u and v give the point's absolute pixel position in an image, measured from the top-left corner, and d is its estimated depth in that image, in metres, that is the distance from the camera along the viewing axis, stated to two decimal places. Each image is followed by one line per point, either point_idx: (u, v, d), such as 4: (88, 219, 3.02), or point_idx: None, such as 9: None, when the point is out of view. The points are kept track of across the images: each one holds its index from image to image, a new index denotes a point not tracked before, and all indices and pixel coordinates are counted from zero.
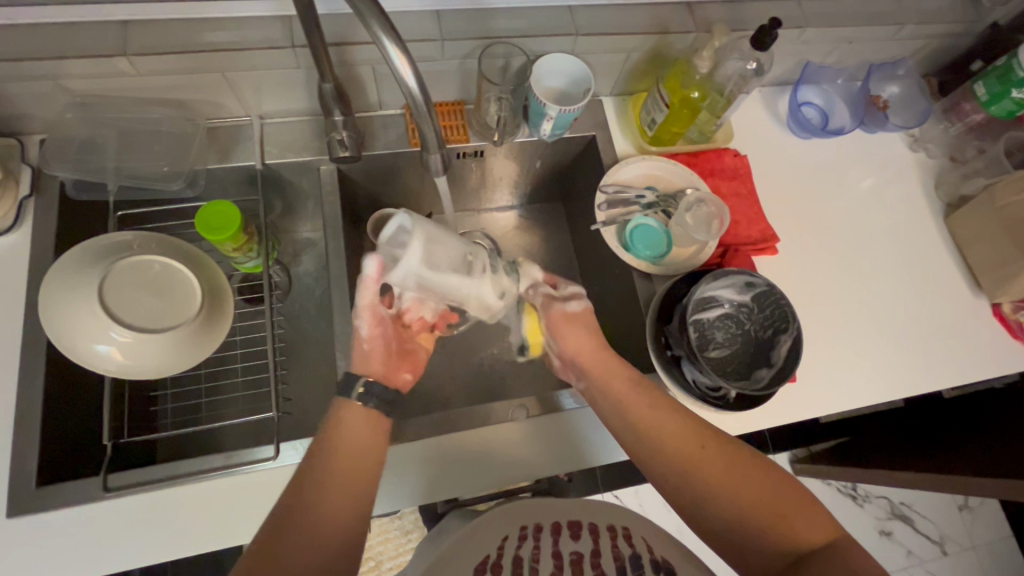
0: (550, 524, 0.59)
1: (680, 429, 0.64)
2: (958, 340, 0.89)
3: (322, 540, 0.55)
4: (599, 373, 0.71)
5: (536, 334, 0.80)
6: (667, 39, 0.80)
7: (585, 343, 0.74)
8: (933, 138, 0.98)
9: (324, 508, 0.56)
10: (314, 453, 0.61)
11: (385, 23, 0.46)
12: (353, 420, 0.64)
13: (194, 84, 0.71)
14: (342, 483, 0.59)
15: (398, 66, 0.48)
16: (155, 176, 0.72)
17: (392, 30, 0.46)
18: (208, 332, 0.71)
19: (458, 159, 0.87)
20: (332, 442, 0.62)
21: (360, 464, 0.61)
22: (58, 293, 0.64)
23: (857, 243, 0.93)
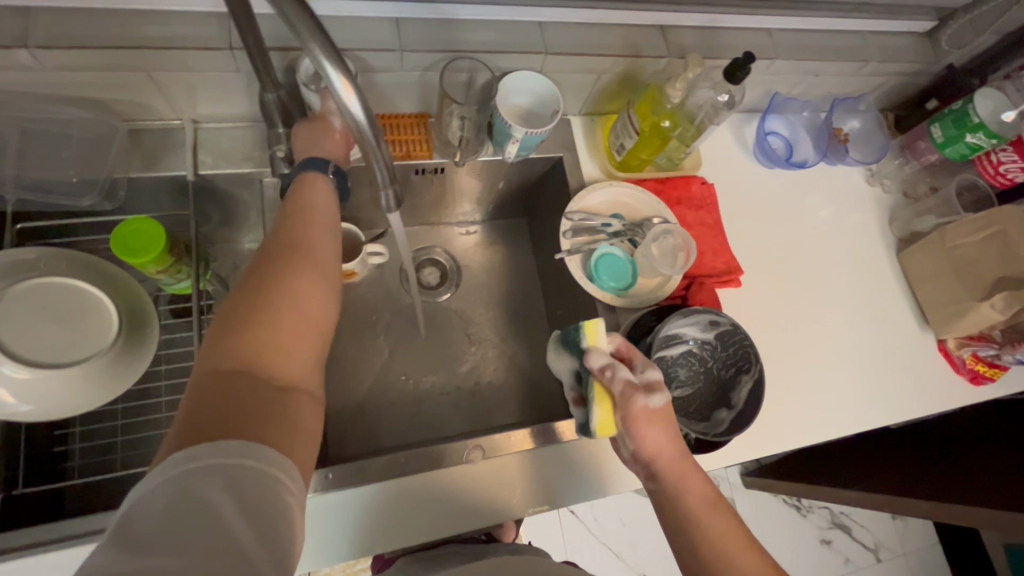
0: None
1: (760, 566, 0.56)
2: (906, 375, 0.91)
3: (304, 354, 0.49)
4: (680, 474, 0.59)
5: (606, 429, 0.63)
6: (638, 62, 0.77)
7: (668, 448, 0.60)
8: (888, 174, 1.01)
9: (296, 277, 0.50)
10: (286, 215, 0.56)
11: (327, 45, 0.39)
12: (317, 193, 0.58)
13: (113, 83, 0.62)
14: (319, 264, 0.53)
15: (343, 96, 0.42)
16: (63, 187, 0.63)
17: (336, 54, 0.40)
18: (124, 366, 0.63)
19: (417, 176, 0.82)
20: (301, 202, 0.57)
21: (322, 246, 0.55)
22: None
23: (816, 276, 0.94)
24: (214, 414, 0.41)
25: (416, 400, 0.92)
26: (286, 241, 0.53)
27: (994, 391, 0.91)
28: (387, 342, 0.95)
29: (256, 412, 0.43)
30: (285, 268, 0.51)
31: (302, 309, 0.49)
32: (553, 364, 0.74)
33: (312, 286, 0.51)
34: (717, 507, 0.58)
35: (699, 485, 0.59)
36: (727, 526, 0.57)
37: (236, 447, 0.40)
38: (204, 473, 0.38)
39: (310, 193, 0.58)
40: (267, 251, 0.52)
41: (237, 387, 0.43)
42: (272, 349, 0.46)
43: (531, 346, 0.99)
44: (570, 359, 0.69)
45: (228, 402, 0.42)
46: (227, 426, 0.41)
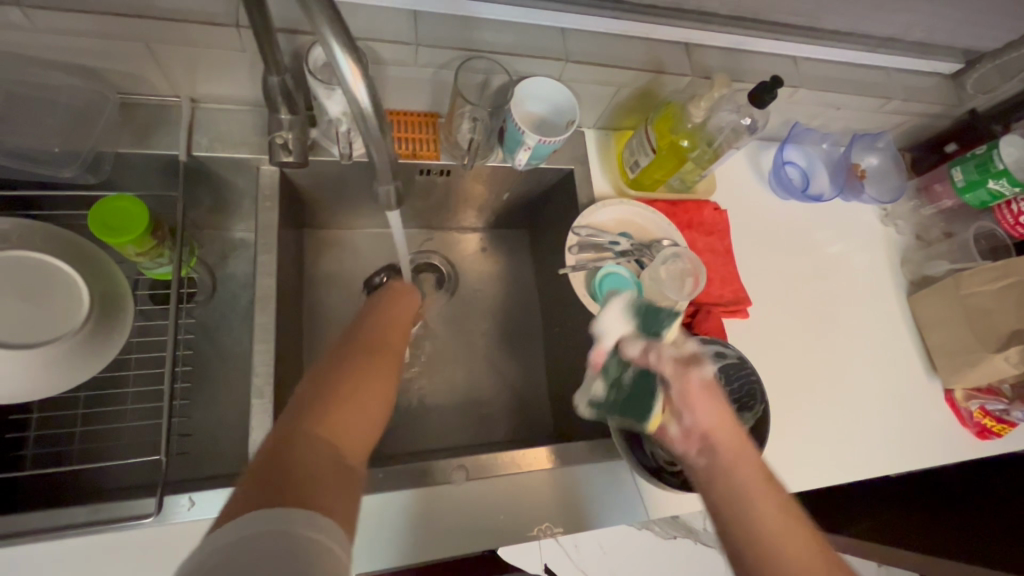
0: None
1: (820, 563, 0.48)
2: (911, 424, 0.87)
3: (358, 433, 0.47)
4: (729, 438, 0.54)
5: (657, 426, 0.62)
6: (660, 79, 0.75)
7: (723, 412, 0.54)
8: (902, 215, 0.98)
9: (368, 370, 0.52)
10: (370, 310, 0.62)
11: (337, 25, 0.36)
12: (403, 296, 0.66)
13: (108, 52, 0.59)
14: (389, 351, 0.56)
15: (348, 80, 0.38)
16: (43, 158, 0.59)
17: (345, 33, 0.37)
18: (80, 360, 0.58)
19: (422, 176, 0.79)
20: (381, 301, 0.64)
21: (399, 332, 0.60)
22: None
23: (824, 313, 0.91)
24: (291, 478, 0.40)
25: (401, 409, 0.88)
26: (365, 342, 0.55)
27: (1000, 447, 0.88)
28: None
29: (318, 486, 0.41)
30: (371, 351, 0.54)
31: (362, 409, 0.48)
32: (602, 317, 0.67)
33: (383, 379, 0.52)
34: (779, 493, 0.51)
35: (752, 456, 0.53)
36: (786, 512, 0.50)
37: (305, 519, 0.37)
38: (243, 539, 0.35)
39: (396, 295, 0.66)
40: (345, 343, 0.55)
41: (305, 460, 0.42)
42: (349, 441, 0.46)
43: (525, 361, 0.96)
44: (631, 325, 0.66)
45: (290, 471, 0.41)
46: (298, 483, 0.40)
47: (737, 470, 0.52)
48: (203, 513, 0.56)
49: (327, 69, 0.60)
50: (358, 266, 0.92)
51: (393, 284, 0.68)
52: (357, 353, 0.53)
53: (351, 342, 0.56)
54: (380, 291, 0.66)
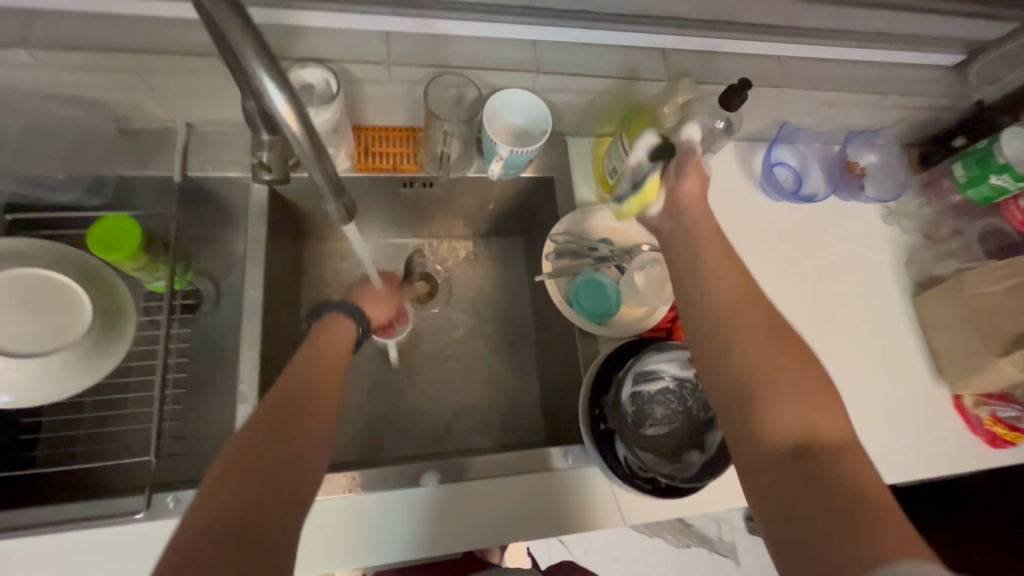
0: None
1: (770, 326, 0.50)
2: (915, 432, 0.83)
3: (291, 499, 0.45)
4: (695, 217, 0.61)
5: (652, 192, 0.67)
6: (635, 85, 0.75)
7: (695, 200, 0.63)
8: (908, 213, 0.94)
9: (302, 427, 0.50)
10: (307, 347, 0.61)
11: (271, 66, 0.37)
12: (342, 332, 0.66)
13: (107, 84, 0.64)
14: (325, 395, 0.55)
15: (283, 115, 0.40)
16: (52, 183, 0.67)
17: (280, 73, 0.38)
18: (80, 369, 0.63)
19: (406, 189, 0.82)
20: (320, 336, 0.63)
21: (337, 372, 0.59)
22: None
23: (821, 316, 0.88)
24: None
25: (394, 414, 0.91)
26: (301, 388, 0.54)
27: (1016, 457, 0.83)
28: (370, 352, 0.94)
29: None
30: (307, 399, 0.53)
31: (294, 474, 0.47)
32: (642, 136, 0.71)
33: (315, 434, 0.51)
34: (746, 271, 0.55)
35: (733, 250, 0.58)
36: (743, 282, 0.54)
37: None
38: None
39: (338, 334, 0.65)
40: (278, 387, 0.53)
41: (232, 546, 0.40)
42: (283, 517, 0.44)
43: (517, 367, 0.97)
44: (653, 143, 0.69)
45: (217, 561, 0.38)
46: None
47: (714, 275, 0.55)
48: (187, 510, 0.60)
49: (304, 92, 0.64)
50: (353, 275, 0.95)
51: (330, 315, 0.67)
52: (296, 405, 0.51)
53: (286, 388, 0.53)
54: (319, 324, 0.66)
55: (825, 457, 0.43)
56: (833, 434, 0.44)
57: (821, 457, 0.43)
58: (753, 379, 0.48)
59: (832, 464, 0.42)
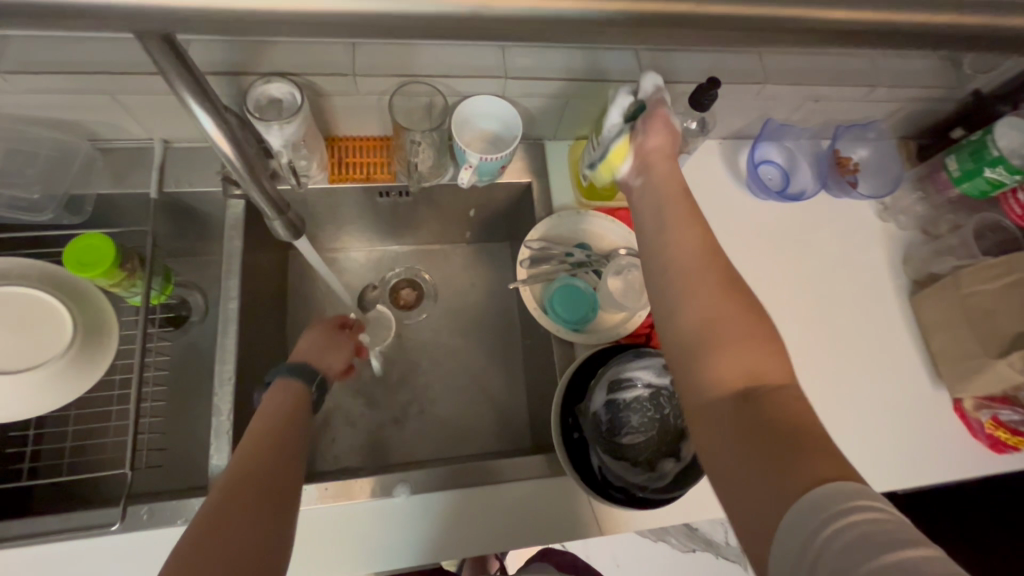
0: None
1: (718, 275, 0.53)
2: (912, 437, 0.80)
3: None
4: (660, 176, 0.64)
5: (618, 157, 0.69)
6: (606, 86, 0.74)
7: (658, 160, 0.66)
8: (905, 208, 0.91)
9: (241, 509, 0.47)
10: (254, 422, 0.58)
11: (197, 87, 0.37)
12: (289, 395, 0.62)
13: (81, 106, 0.66)
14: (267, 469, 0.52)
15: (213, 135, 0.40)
16: (23, 206, 0.66)
17: (209, 95, 0.38)
18: (57, 388, 0.64)
19: (383, 199, 0.82)
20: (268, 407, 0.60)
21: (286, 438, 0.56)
22: None
23: (812, 318, 0.85)
24: None
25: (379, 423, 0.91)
26: (242, 472, 0.50)
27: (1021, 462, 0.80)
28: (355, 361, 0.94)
29: None
30: (249, 479, 0.50)
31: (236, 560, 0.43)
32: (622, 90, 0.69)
33: (257, 510, 0.48)
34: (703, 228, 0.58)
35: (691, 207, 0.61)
36: (695, 235, 0.57)
37: None
38: None
39: (286, 398, 0.62)
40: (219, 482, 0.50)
41: None
42: None
43: (503, 373, 0.96)
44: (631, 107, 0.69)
45: None
46: None
47: (673, 232, 0.58)
48: (161, 522, 0.61)
49: (270, 106, 0.65)
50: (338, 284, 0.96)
51: (279, 382, 0.64)
52: (236, 490, 0.48)
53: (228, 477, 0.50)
54: (269, 395, 0.62)
55: (770, 393, 0.46)
56: (775, 376, 0.47)
57: (763, 395, 0.46)
58: (702, 329, 0.51)
59: (773, 398, 0.45)
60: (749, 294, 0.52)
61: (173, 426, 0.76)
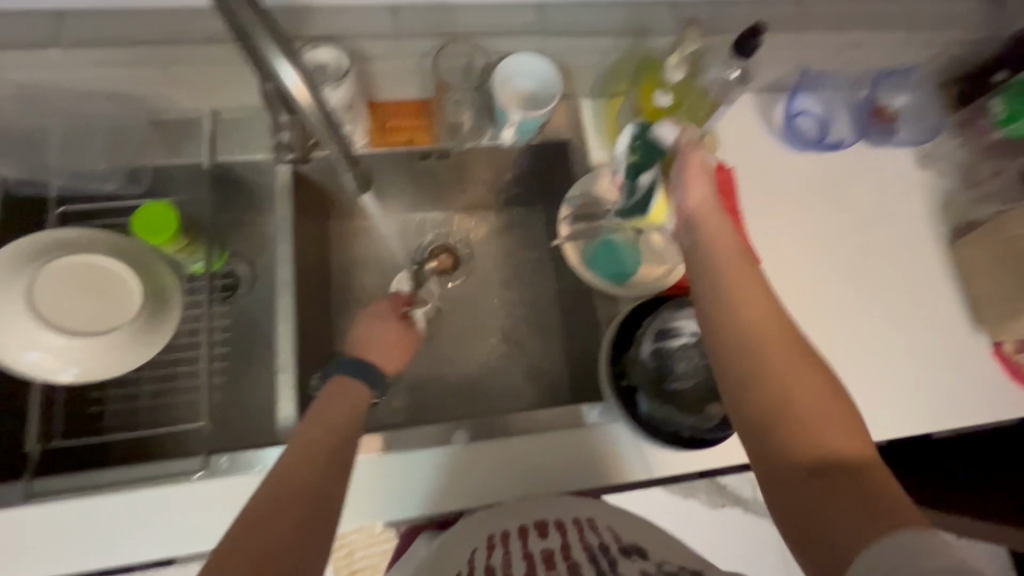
0: (517, 527, 0.57)
1: (778, 327, 0.53)
2: (953, 381, 0.81)
3: None
4: (706, 216, 0.61)
5: (660, 213, 0.74)
6: (643, 40, 0.74)
7: (703, 189, 0.63)
8: (944, 156, 0.90)
9: (267, 522, 0.49)
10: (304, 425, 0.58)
11: (281, 44, 0.40)
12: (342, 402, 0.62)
13: (136, 77, 0.68)
14: (297, 482, 0.53)
15: (299, 94, 0.42)
16: (94, 174, 0.71)
17: (292, 52, 0.41)
18: (127, 351, 0.67)
19: (422, 163, 0.82)
20: (318, 412, 0.60)
21: (329, 453, 0.56)
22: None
23: (852, 268, 0.85)
24: None
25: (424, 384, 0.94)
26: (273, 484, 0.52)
27: None
28: None
29: None
30: (277, 491, 0.51)
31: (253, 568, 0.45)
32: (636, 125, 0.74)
33: (282, 525, 0.49)
34: (748, 272, 0.57)
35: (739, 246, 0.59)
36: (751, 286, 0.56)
37: None
38: None
39: (339, 402, 0.62)
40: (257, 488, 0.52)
41: None
42: None
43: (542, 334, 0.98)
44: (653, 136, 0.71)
45: None
46: None
47: (729, 282, 0.56)
48: (241, 469, 0.65)
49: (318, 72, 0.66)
50: (377, 251, 0.97)
51: (332, 382, 0.65)
52: (267, 501, 0.50)
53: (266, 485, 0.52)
54: (322, 395, 0.63)
55: (835, 462, 0.46)
56: (851, 451, 0.47)
57: (831, 468, 0.46)
58: (766, 386, 0.50)
59: (849, 476, 0.45)
60: (812, 354, 0.51)
61: (233, 388, 0.79)
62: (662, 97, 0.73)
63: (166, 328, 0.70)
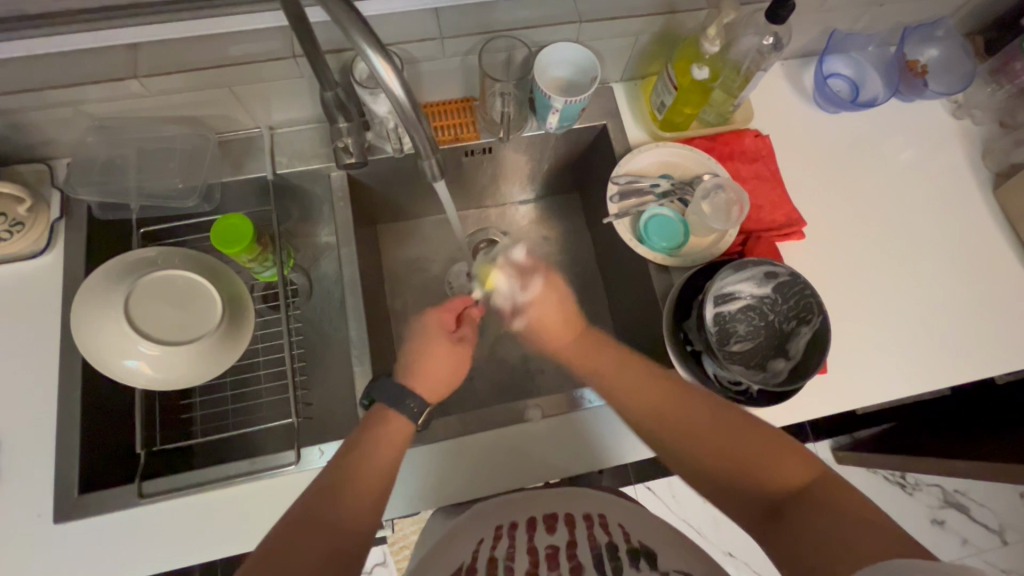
0: (526, 519, 0.61)
1: (678, 398, 0.64)
2: (1008, 325, 0.81)
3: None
4: (570, 345, 0.76)
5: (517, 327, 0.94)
6: (675, 18, 0.76)
7: (558, 329, 0.77)
8: (978, 104, 0.91)
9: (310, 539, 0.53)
10: (348, 449, 0.62)
11: (367, 32, 0.43)
12: (392, 437, 0.64)
13: (204, 101, 0.73)
14: (339, 508, 0.56)
15: (385, 78, 0.46)
16: (171, 195, 0.74)
17: (375, 39, 0.44)
18: (220, 353, 0.70)
19: (468, 158, 0.87)
20: (365, 441, 0.62)
21: (370, 484, 0.60)
22: (91, 289, 0.66)
23: (895, 222, 0.86)
24: None
25: None
26: (314, 504, 0.56)
27: None
28: None
29: None
30: (321, 512, 0.55)
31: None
32: (617, 204, 0.81)
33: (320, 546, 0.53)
34: (625, 363, 0.70)
35: (602, 347, 0.73)
36: (643, 376, 0.68)
37: None
38: None
39: (387, 433, 0.64)
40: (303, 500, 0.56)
41: None
42: None
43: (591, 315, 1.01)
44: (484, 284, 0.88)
45: None
46: None
47: (627, 382, 0.68)
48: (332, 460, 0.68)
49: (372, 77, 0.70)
50: (424, 250, 1.01)
51: (374, 413, 0.66)
52: (311, 516, 0.55)
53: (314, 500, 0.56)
54: (364, 421, 0.65)
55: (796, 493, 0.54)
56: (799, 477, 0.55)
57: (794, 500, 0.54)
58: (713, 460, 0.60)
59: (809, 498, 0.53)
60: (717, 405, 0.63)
61: (310, 386, 0.83)
62: (699, 70, 0.75)
63: (245, 288, 0.75)
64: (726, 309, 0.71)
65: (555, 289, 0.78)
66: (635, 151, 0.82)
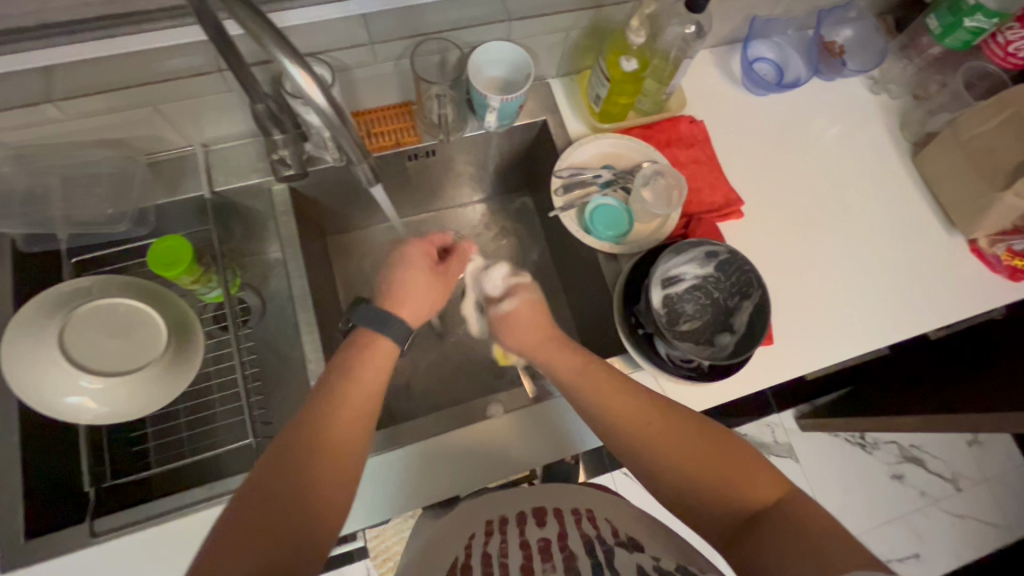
0: (515, 514, 0.61)
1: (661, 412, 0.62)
2: (937, 283, 0.87)
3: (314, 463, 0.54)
4: (547, 350, 0.69)
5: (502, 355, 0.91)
6: (601, 12, 0.78)
7: (527, 334, 0.71)
8: (892, 79, 0.97)
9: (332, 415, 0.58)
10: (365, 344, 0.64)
11: (282, 40, 0.43)
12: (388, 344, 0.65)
13: (129, 121, 0.70)
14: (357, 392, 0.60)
15: (306, 87, 0.45)
16: (100, 221, 0.73)
17: (291, 48, 0.44)
18: (170, 378, 0.68)
19: (412, 162, 0.87)
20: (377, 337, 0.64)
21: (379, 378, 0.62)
22: (22, 325, 0.63)
23: (827, 195, 0.90)
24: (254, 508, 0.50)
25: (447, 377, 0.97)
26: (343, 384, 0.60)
27: None
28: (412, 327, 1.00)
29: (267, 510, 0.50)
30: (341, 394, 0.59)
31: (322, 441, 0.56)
32: (562, 197, 0.83)
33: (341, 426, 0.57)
34: (597, 370, 0.66)
35: (572, 358, 0.68)
36: (623, 388, 0.64)
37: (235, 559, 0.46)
38: None
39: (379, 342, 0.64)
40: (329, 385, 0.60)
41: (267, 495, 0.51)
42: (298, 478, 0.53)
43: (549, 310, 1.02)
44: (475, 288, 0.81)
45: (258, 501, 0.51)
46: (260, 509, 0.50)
47: (606, 391, 0.64)
48: None
49: None
50: (378, 258, 1.00)
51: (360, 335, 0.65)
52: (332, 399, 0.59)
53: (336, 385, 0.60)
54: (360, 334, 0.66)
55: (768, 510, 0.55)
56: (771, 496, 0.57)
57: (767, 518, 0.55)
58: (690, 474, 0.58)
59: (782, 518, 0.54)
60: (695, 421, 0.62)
61: (269, 405, 0.81)
62: (628, 63, 0.77)
63: (192, 311, 0.73)
64: (672, 290, 0.74)
65: (535, 291, 0.74)
66: (575, 143, 0.85)
